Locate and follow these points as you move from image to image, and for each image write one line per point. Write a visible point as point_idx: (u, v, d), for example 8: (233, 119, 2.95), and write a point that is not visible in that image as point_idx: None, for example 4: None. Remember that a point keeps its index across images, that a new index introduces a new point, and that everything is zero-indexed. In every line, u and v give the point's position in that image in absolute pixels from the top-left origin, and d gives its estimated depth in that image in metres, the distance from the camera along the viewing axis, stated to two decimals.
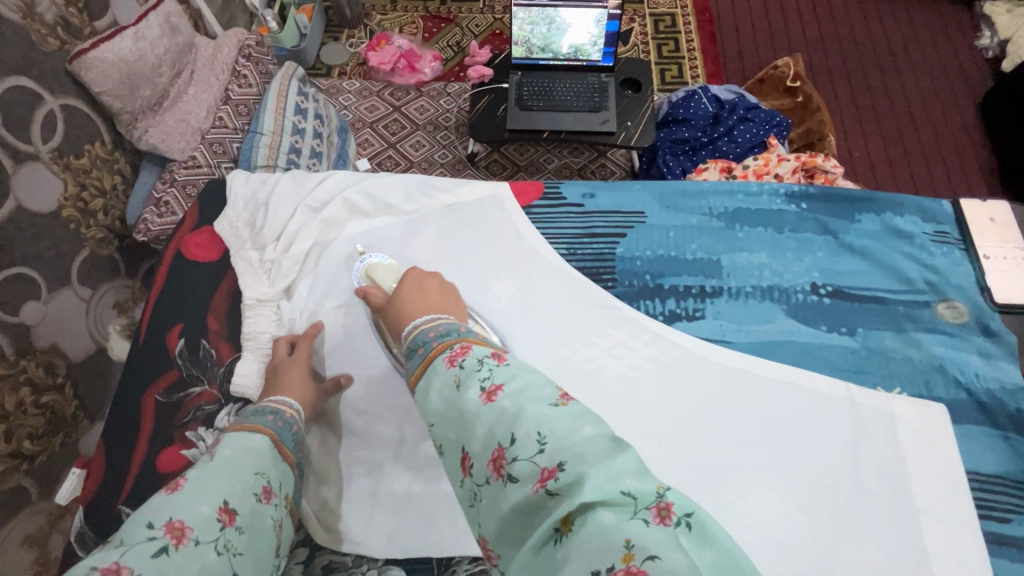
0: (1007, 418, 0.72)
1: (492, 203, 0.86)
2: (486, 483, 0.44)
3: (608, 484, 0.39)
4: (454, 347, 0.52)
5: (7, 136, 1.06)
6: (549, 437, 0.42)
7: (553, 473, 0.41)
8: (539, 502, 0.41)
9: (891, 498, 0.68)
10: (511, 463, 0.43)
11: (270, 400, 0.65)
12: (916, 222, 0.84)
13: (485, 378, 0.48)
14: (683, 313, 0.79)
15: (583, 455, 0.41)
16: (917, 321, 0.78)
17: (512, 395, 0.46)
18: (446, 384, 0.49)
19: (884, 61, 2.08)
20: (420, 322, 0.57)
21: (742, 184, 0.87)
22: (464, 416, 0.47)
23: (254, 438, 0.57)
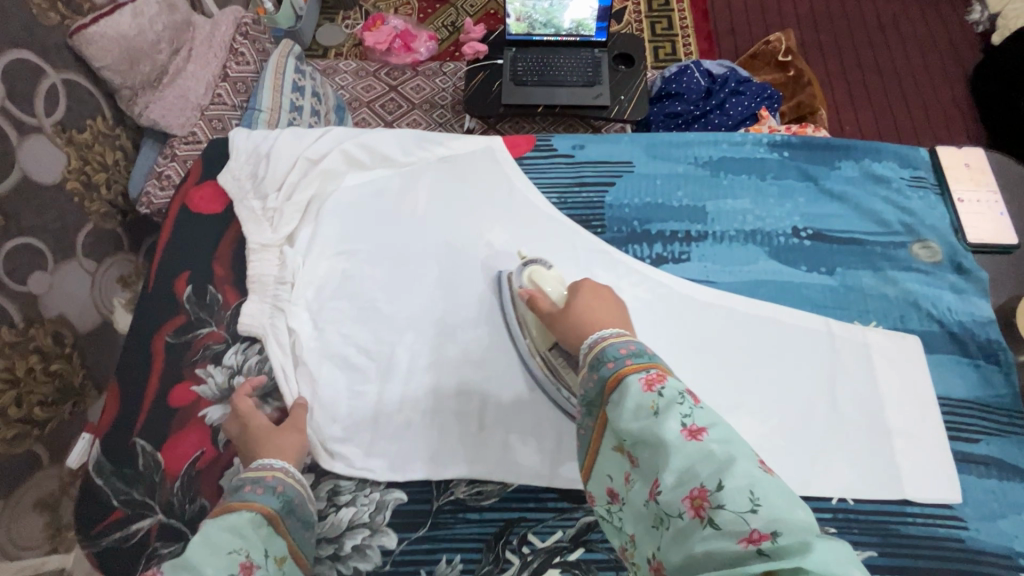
0: (976, 347, 0.76)
1: (485, 154, 0.89)
2: (677, 514, 0.47)
3: (836, 566, 0.40)
4: (650, 370, 0.53)
5: (12, 108, 1.09)
6: (762, 500, 0.44)
7: (763, 538, 0.42)
8: (742, 557, 0.43)
9: (867, 424, 0.72)
10: (714, 508, 0.45)
11: (253, 466, 0.62)
12: (893, 168, 0.87)
13: (686, 415, 0.50)
14: (670, 256, 0.82)
15: (801, 529, 0.42)
16: (893, 260, 0.81)
17: (720, 443, 0.48)
18: (642, 409, 0.51)
19: (875, 37, 2.10)
20: (608, 335, 0.58)
21: (726, 135, 0.90)
22: (663, 445, 0.49)
23: (233, 519, 0.56)
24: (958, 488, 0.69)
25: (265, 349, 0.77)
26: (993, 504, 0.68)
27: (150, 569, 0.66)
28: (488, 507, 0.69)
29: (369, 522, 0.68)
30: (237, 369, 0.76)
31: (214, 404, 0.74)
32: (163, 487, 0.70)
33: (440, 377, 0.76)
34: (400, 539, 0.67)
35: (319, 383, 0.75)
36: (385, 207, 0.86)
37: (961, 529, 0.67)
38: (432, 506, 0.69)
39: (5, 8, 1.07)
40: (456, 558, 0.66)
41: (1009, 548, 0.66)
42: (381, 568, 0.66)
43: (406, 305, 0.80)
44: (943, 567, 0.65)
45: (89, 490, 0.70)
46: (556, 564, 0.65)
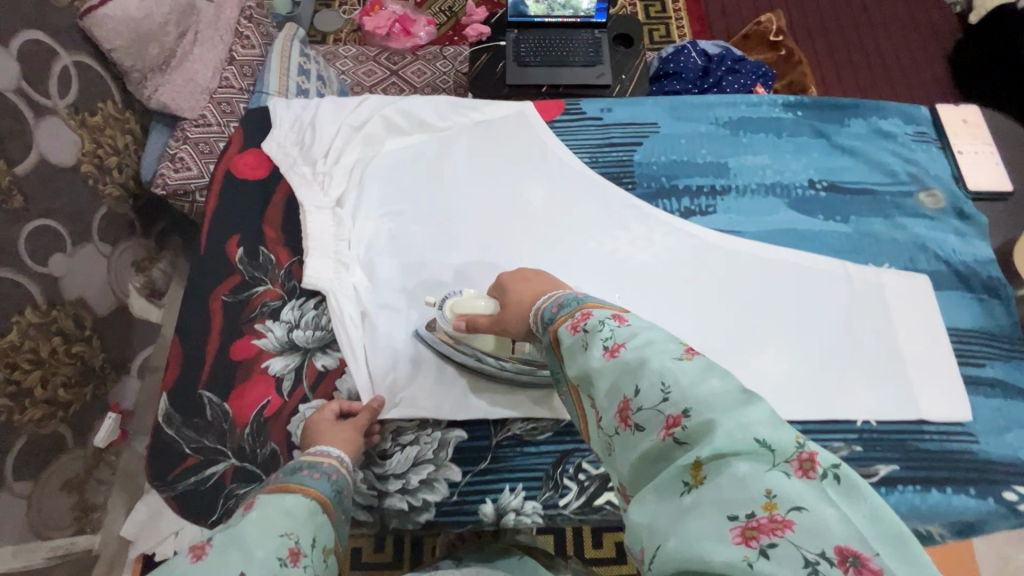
0: (979, 283, 0.83)
1: (518, 118, 0.94)
2: (615, 432, 0.46)
3: (743, 433, 0.39)
4: (575, 315, 0.53)
5: (27, 88, 1.11)
6: (673, 388, 0.43)
7: (680, 419, 0.42)
8: (667, 451, 0.42)
9: (885, 353, 0.79)
10: (637, 413, 0.44)
11: (308, 452, 0.64)
12: (898, 124, 0.94)
13: (607, 338, 0.49)
14: (697, 209, 0.88)
15: (710, 404, 0.41)
16: (902, 208, 0.88)
17: (635, 350, 0.47)
18: (574, 348, 0.51)
19: (859, 18, 2.18)
20: (545, 300, 0.60)
21: (744, 97, 0.96)
22: (589, 373, 0.48)
23: (288, 499, 0.57)
24: (968, 407, 0.76)
25: (321, 305, 0.81)
26: (999, 419, 0.75)
27: (228, 509, 0.69)
28: (543, 441, 0.74)
29: (434, 458, 0.72)
30: (295, 324, 0.79)
31: (276, 356, 0.77)
32: (234, 434, 0.73)
33: None
34: (464, 472, 0.72)
35: (380, 334, 0.78)
36: (424, 169, 0.90)
37: (971, 442, 0.74)
38: (490, 442, 0.73)
39: None
40: (518, 486, 0.71)
41: (1016, 457, 0.73)
42: (449, 498, 0.70)
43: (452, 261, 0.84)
44: (956, 475, 0.72)
45: (157, 438, 0.73)
46: (611, 488, 0.71)
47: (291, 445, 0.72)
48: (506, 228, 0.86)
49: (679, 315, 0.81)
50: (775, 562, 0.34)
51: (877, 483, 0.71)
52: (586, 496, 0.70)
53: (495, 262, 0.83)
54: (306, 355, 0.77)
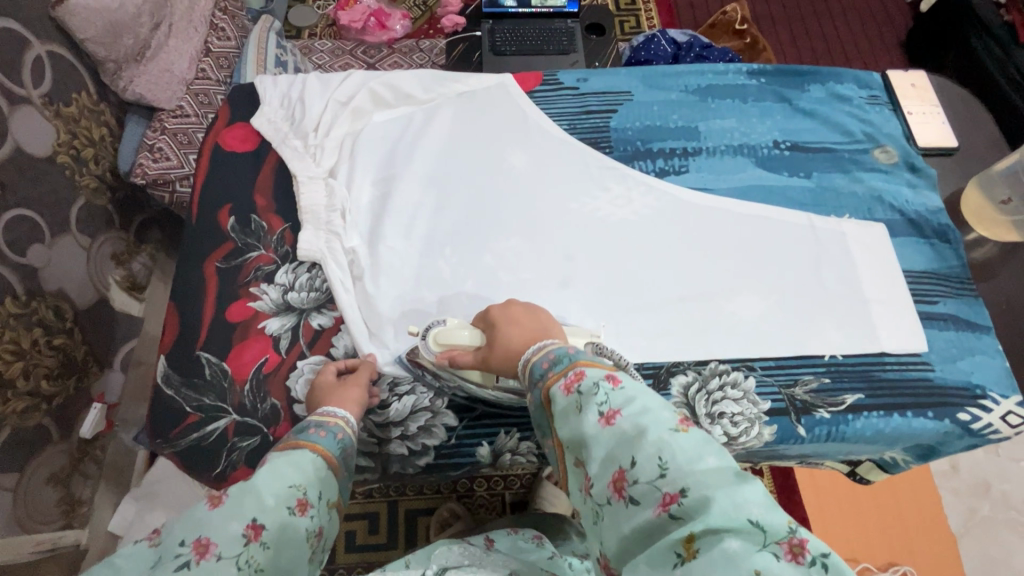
0: (931, 229, 0.90)
1: (499, 89, 0.97)
2: (607, 503, 0.48)
3: (739, 514, 0.42)
4: (568, 374, 0.56)
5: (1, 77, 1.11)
6: (669, 461, 0.46)
7: (675, 497, 0.45)
8: (662, 525, 0.44)
9: (848, 294, 0.85)
10: (631, 485, 0.47)
11: (316, 412, 0.65)
12: (853, 89, 1.00)
13: (602, 403, 0.52)
14: (671, 169, 0.93)
15: (706, 482, 0.44)
16: (859, 164, 0.94)
17: (631, 419, 0.50)
18: (568, 410, 0.53)
19: (819, 8, 2.29)
20: (533, 351, 0.61)
21: (710, 66, 1.01)
22: (584, 439, 0.51)
23: (298, 454, 0.58)
24: (924, 338, 0.82)
25: (315, 267, 0.82)
26: (952, 350, 0.82)
27: (232, 461, 0.71)
28: None
29: (431, 406, 0.75)
30: (290, 286, 0.81)
31: (272, 317, 0.79)
32: (234, 391, 0.75)
33: (481, 284, 0.82)
34: (461, 417, 0.74)
35: (371, 294, 0.80)
36: (409, 138, 0.92)
37: (928, 369, 0.80)
38: None
39: None
40: (513, 429, 0.74)
41: (967, 381, 0.79)
42: (447, 442, 0.73)
43: (441, 222, 0.87)
44: (915, 401, 0.78)
45: (157, 400, 0.74)
46: None
47: (292, 400, 0.74)
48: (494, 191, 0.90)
49: (659, 266, 0.86)
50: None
51: (845, 411, 0.77)
52: None
53: (482, 219, 0.87)
54: (302, 315, 0.79)
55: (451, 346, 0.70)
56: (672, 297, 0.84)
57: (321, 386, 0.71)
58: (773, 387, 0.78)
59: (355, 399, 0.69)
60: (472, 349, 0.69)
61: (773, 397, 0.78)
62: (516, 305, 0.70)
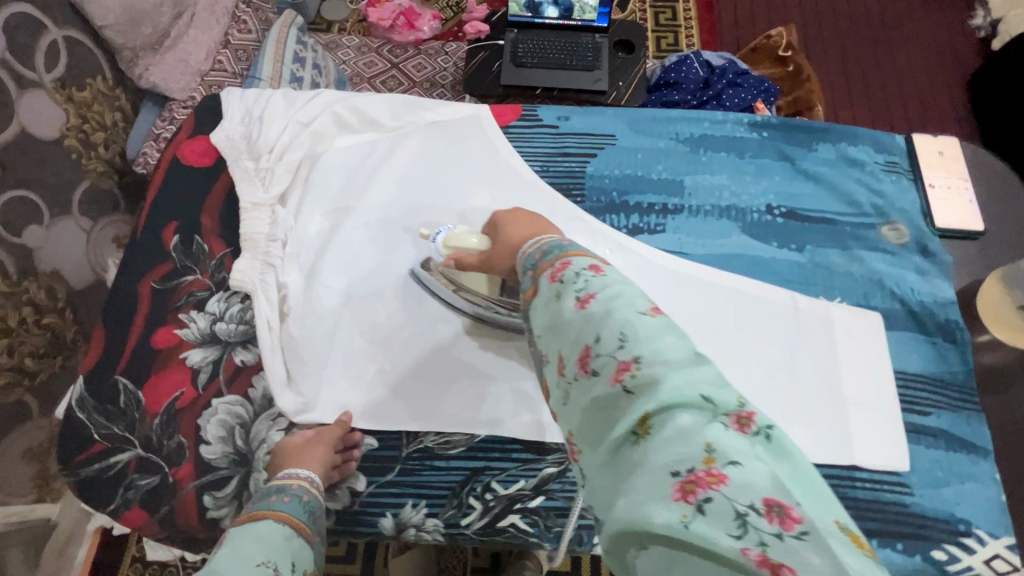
0: (935, 326, 0.78)
1: (472, 120, 0.91)
2: (571, 380, 0.42)
3: (690, 389, 0.37)
4: (555, 263, 0.48)
5: (13, 62, 1.11)
6: (632, 337, 0.40)
7: (630, 366, 0.39)
8: (614, 399, 0.39)
9: (822, 391, 0.75)
10: (594, 359, 0.41)
11: (277, 477, 0.65)
12: (869, 152, 0.89)
13: (580, 288, 0.44)
14: (645, 227, 0.85)
15: (662, 359, 0.39)
16: (862, 240, 0.83)
17: (606, 302, 0.43)
18: (546, 298, 0.46)
19: (877, 36, 2.11)
20: (529, 246, 0.54)
21: (708, 113, 0.92)
22: (554, 320, 0.44)
23: (262, 526, 0.59)
24: (906, 456, 0.71)
25: (247, 299, 0.79)
26: (938, 473, 0.71)
27: (127, 499, 0.69)
28: (454, 456, 0.71)
29: (346, 466, 0.70)
30: (219, 317, 0.78)
31: (195, 347, 0.76)
32: (143, 423, 0.72)
33: (417, 333, 0.77)
34: (368, 483, 0.70)
35: (296, 336, 0.76)
36: (369, 166, 0.87)
37: (906, 495, 0.70)
38: (400, 453, 0.71)
39: None
40: (421, 502, 0.69)
41: (950, 513, 0.69)
42: (351, 508, 0.69)
43: (388, 260, 0.82)
44: (886, 529, 0.68)
45: (71, 422, 0.72)
46: (516, 511, 0.69)
47: (199, 440, 0.71)
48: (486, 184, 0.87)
49: None
50: (710, 517, 0.32)
51: None
52: (490, 518, 0.68)
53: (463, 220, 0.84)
54: (226, 350, 0.76)
55: (457, 250, 0.70)
56: None
57: (286, 448, 0.68)
58: None
59: (321, 457, 0.66)
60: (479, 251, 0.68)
61: None
62: (522, 211, 0.64)
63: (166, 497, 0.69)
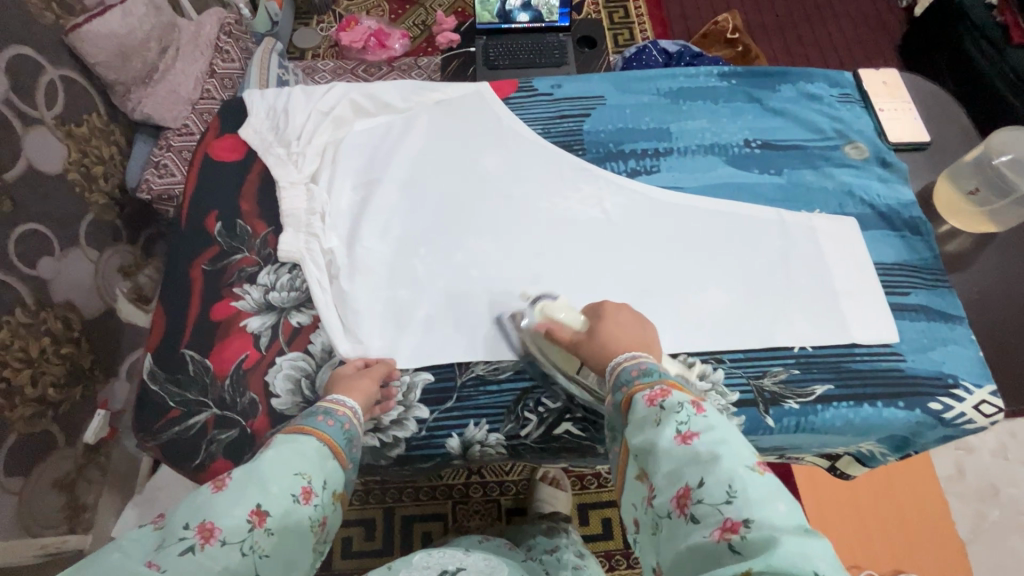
0: (902, 221, 0.90)
1: (475, 97, 1.01)
2: (667, 515, 0.52)
3: (799, 560, 0.44)
4: (654, 387, 0.59)
5: (16, 100, 1.17)
6: (739, 492, 0.49)
7: (738, 526, 0.48)
8: (719, 551, 0.48)
9: (815, 285, 0.86)
10: (695, 504, 0.51)
11: (326, 398, 0.69)
12: (824, 87, 1.02)
13: (682, 423, 0.55)
14: (643, 169, 0.95)
15: (772, 523, 0.47)
16: (830, 160, 0.95)
17: (707, 444, 0.53)
18: (647, 420, 0.57)
19: (812, 15, 2.31)
20: (624, 358, 0.64)
21: (682, 70, 1.04)
22: (655, 449, 0.55)
23: (303, 442, 0.62)
24: (895, 329, 0.82)
25: (295, 268, 0.86)
26: (924, 339, 0.82)
27: (211, 453, 0.74)
28: (505, 379, 0.79)
29: (404, 399, 0.77)
30: (271, 287, 0.84)
31: (253, 315, 0.82)
32: (215, 386, 0.78)
33: (456, 279, 0.86)
34: (432, 410, 0.77)
35: (346, 291, 0.83)
36: (389, 145, 0.96)
37: (900, 360, 0.80)
38: (455, 382, 0.79)
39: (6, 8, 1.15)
40: (483, 421, 0.76)
41: (939, 371, 0.79)
42: (418, 434, 0.76)
43: (418, 223, 0.90)
44: (887, 391, 0.78)
45: (146, 394, 0.78)
46: (568, 418, 0.77)
47: (269, 394, 0.77)
48: (533, 252, 0.88)
49: (633, 261, 0.88)
50: None
51: (814, 401, 0.78)
52: (546, 426, 0.77)
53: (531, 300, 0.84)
54: (282, 314, 0.82)
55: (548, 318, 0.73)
56: (641, 288, 0.86)
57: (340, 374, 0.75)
58: (741, 378, 0.79)
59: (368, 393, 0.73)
60: (573, 329, 0.71)
61: (741, 389, 0.79)
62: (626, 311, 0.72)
63: (248, 446, 0.74)
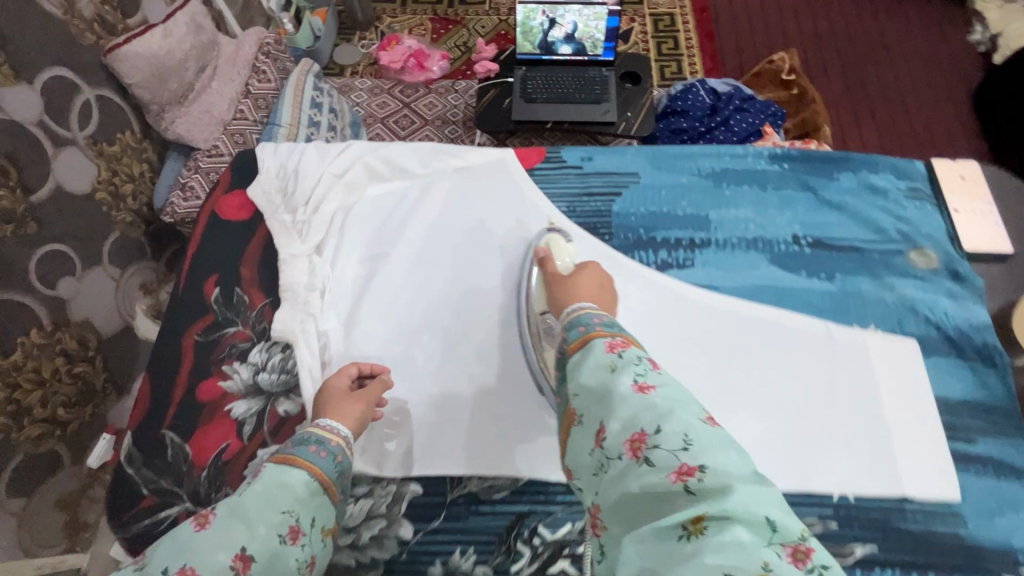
0: (973, 351, 0.79)
1: (499, 165, 0.94)
2: (618, 459, 0.49)
3: (755, 506, 0.43)
4: (615, 336, 0.57)
5: (47, 121, 1.12)
6: (694, 441, 0.47)
7: (693, 470, 0.46)
8: (672, 494, 0.45)
9: (860, 408, 0.75)
10: (651, 449, 0.48)
11: (318, 426, 0.65)
12: (891, 179, 0.91)
13: (639, 373, 0.53)
14: (674, 262, 0.86)
15: (726, 471, 0.45)
16: (891, 267, 0.84)
17: (665, 397, 0.51)
18: (603, 365, 0.54)
19: (877, 54, 2.08)
20: (586, 306, 0.63)
21: (728, 148, 0.94)
22: (612, 395, 0.52)
23: (291, 474, 0.58)
24: (957, 486, 0.71)
25: (287, 348, 0.80)
26: (991, 501, 0.70)
27: None
28: (499, 500, 0.71)
29: (386, 513, 0.71)
30: (261, 367, 0.79)
31: (240, 398, 0.77)
32: (191, 476, 0.72)
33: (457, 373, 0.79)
34: (416, 529, 0.70)
35: None
36: (401, 214, 0.90)
37: (959, 525, 0.69)
38: (445, 498, 0.71)
39: (46, 29, 1.10)
40: (470, 550, 0.68)
41: (1008, 544, 0.68)
42: (398, 557, 0.68)
43: (424, 305, 0.84)
44: (943, 563, 0.67)
45: (121, 477, 0.73)
46: (565, 556, 0.68)
47: None
48: None
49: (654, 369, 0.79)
50: None
51: (853, 565, 0.67)
52: (540, 564, 0.67)
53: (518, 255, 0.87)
54: (269, 400, 0.77)
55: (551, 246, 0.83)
56: None
57: (331, 391, 0.71)
58: None
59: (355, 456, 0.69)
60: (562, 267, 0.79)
61: None
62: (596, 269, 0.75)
63: None
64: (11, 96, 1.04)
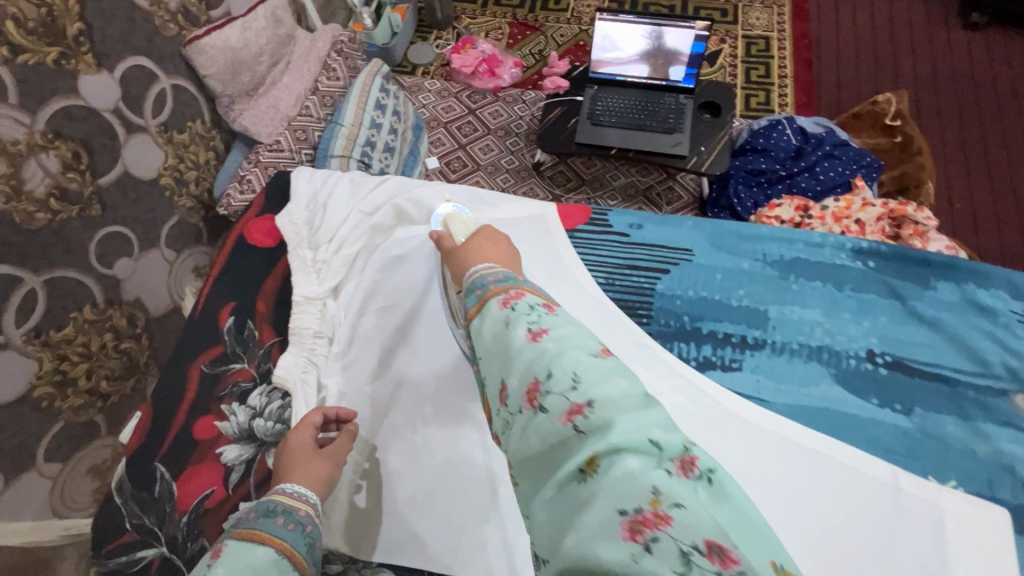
0: None
1: (537, 221, 0.86)
2: (518, 413, 0.42)
3: (637, 435, 0.37)
4: (508, 291, 0.50)
5: (121, 107, 0.97)
6: (584, 378, 0.41)
7: (582, 409, 0.39)
8: (565, 439, 0.39)
9: (931, 535, 0.63)
10: (544, 396, 0.41)
11: (283, 497, 0.58)
12: (1004, 299, 0.76)
13: (533, 322, 0.46)
14: (719, 362, 0.75)
15: (614, 402, 0.39)
16: (987, 410, 0.70)
17: (558, 339, 0.44)
18: (498, 321, 0.47)
19: (1005, 101, 1.70)
20: (482, 267, 0.55)
21: (804, 234, 0.82)
22: (506, 351, 0.45)
23: (257, 553, 0.50)
24: None
25: (287, 396, 0.78)
26: None
27: None
28: None
29: None
30: (259, 412, 0.76)
31: (232, 443, 0.74)
32: (172, 519, 0.70)
33: (455, 454, 0.72)
34: None
35: None
36: (420, 261, 0.84)
37: None
38: None
39: (131, 16, 0.97)
40: None
41: None
42: None
43: (431, 368, 0.78)
44: None
45: (108, 507, 0.72)
46: None
47: None
48: None
49: None
50: (656, 557, 0.32)
51: None
52: None
53: None
54: (260, 449, 0.74)
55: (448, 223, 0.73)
56: None
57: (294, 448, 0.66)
58: None
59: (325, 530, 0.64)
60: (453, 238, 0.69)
61: None
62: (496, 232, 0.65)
63: None
64: (90, 83, 0.90)
